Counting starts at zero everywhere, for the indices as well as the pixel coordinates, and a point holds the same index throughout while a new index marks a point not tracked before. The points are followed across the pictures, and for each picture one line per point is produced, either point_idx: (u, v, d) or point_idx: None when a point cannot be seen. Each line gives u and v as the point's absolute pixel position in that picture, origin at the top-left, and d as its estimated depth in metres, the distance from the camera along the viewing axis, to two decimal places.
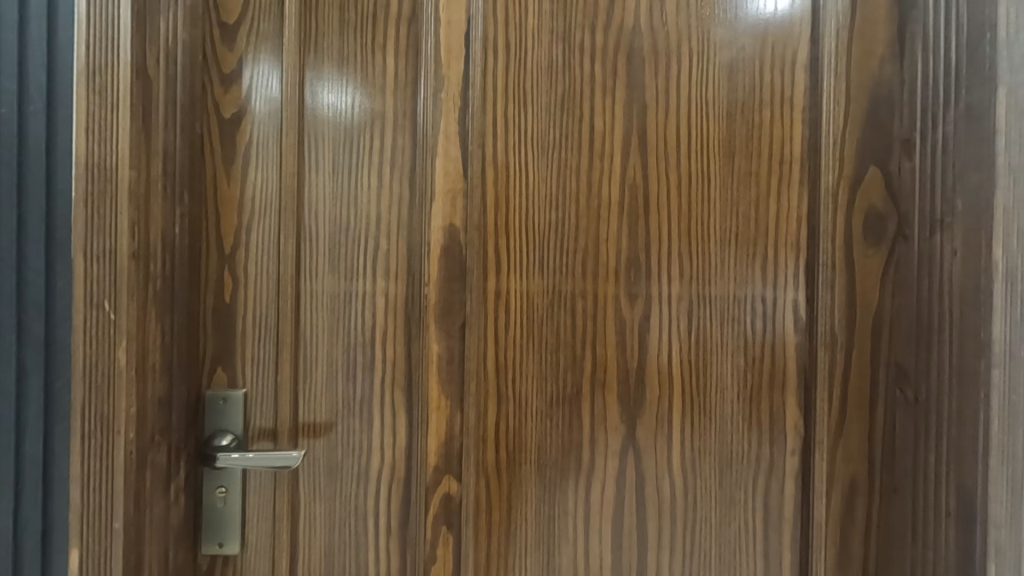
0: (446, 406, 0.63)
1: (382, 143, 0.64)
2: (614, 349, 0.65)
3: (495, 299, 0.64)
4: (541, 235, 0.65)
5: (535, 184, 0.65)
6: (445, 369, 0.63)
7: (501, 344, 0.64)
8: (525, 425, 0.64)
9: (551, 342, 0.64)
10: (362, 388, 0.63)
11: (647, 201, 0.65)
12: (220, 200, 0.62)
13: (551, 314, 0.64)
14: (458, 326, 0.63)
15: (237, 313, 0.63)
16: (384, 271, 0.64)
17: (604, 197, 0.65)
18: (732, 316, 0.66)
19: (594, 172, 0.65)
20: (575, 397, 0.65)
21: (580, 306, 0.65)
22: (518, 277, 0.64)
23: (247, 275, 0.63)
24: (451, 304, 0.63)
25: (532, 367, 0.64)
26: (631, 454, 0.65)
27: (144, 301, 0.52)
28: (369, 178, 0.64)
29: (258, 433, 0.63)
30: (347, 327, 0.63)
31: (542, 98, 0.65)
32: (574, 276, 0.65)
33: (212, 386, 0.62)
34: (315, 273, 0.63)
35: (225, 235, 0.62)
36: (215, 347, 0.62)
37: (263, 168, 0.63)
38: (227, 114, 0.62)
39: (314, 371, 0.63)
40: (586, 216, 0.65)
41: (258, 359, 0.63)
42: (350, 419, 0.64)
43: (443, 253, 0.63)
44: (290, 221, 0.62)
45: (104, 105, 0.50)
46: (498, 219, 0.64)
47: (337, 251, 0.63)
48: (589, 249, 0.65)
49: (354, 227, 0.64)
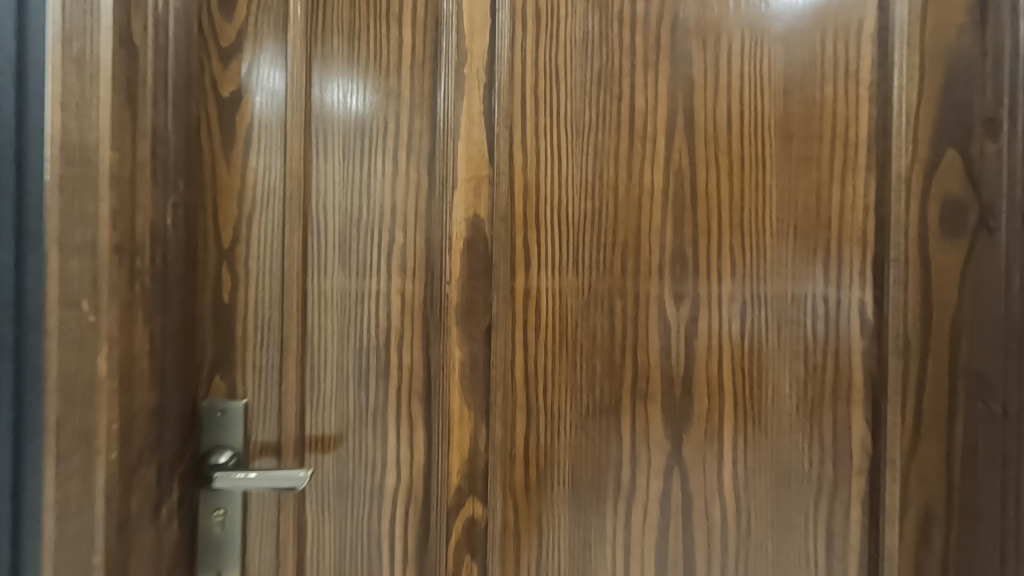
0: (469, 419, 0.56)
1: (397, 126, 0.57)
2: (658, 356, 0.58)
3: (524, 300, 0.57)
4: (575, 226, 0.58)
5: (569, 171, 0.58)
6: (467, 376, 0.56)
7: (531, 350, 0.57)
8: (558, 441, 0.57)
9: (586, 348, 0.57)
10: (376, 398, 0.57)
11: (694, 189, 0.58)
12: (219, 188, 0.56)
13: (585, 318, 0.57)
14: (483, 328, 0.56)
15: (237, 314, 0.56)
16: (400, 268, 0.57)
17: (645, 185, 0.58)
18: (790, 318, 0.58)
19: (635, 157, 0.58)
20: (615, 410, 0.57)
21: (618, 308, 0.58)
22: (549, 274, 0.57)
23: (248, 273, 0.56)
24: (474, 304, 0.56)
25: (566, 376, 0.57)
26: (677, 474, 0.58)
27: (131, 298, 0.45)
28: (383, 165, 0.57)
29: (260, 449, 0.56)
30: (358, 330, 0.57)
31: (577, 74, 0.58)
32: (612, 273, 0.58)
33: (208, 396, 0.56)
34: (323, 271, 0.57)
35: (223, 229, 0.56)
36: (213, 353, 0.56)
37: (266, 153, 0.57)
38: (226, 92, 0.56)
39: (323, 379, 0.57)
40: (626, 207, 0.58)
41: (261, 367, 0.56)
42: (363, 432, 0.57)
43: (466, 247, 0.56)
44: (295, 212, 0.56)
45: (85, 66, 0.41)
46: (527, 209, 0.57)
47: (347, 246, 0.57)
48: (628, 243, 0.58)
49: (367, 218, 0.57)
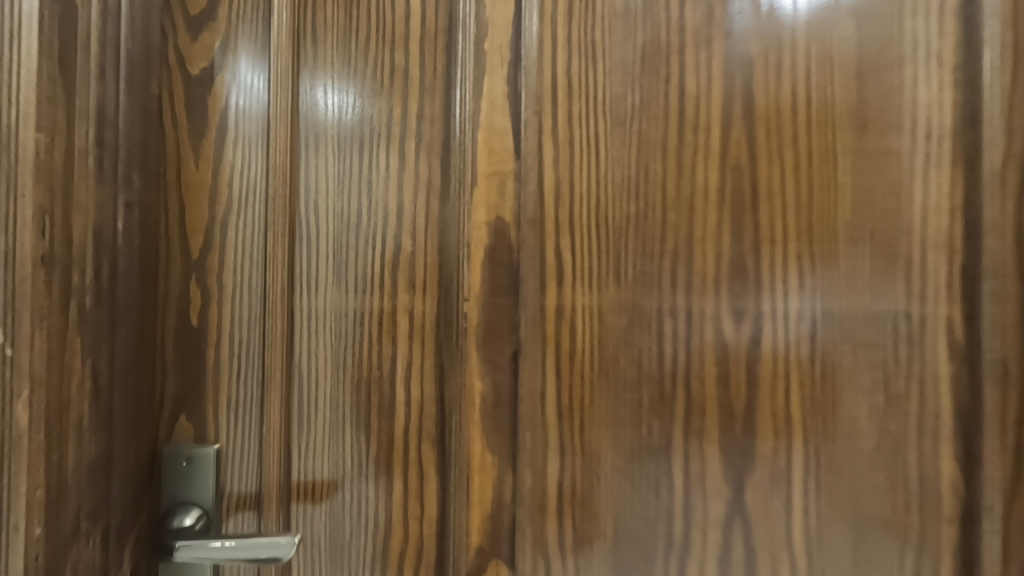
0: (491, 466, 0.47)
1: (404, 111, 0.48)
2: (714, 386, 0.49)
3: (557, 320, 0.48)
4: (616, 232, 0.48)
5: (608, 167, 0.49)
6: (490, 415, 0.47)
7: (565, 380, 0.48)
8: (597, 489, 0.48)
9: (631, 376, 0.48)
10: (379, 439, 0.47)
11: (755, 188, 0.49)
12: (187, 186, 0.46)
13: (629, 341, 0.48)
14: (508, 355, 0.47)
15: (207, 339, 0.46)
16: (408, 282, 0.47)
17: (698, 182, 0.49)
18: (866, 341, 0.48)
19: (686, 149, 0.49)
20: (666, 450, 0.48)
21: (667, 329, 0.49)
22: (586, 288, 0.48)
23: (221, 288, 0.46)
24: (498, 327, 0.47)
25: (607, 410, 0.48)
26: (739, 526, 0.49)
27: (65, 324, 0.35)
28: (387, 158, 0.48)
29: (236, 503, 0.46)
30: (356, 357, 0.47)
31: (616, 52, 0.49)
32: (661, 287, 0.49)
33: (172, 441, 0.46)
34: (315, 286, 0.47)
35: (191, 235, 0.46)
36: (175, 389, 0.46)
37: (244, 143, 0.47)
38: (196, 70, 0.46)
39: (315, 417, 0.47)
40: (676, 209, 0.49)
41: (237, 403, 0.46)
42: (362, 482, 0.47)
43: (488, 257, 0.47)
44: (280, 215, 0.46)
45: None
46: (560, 210, 0.48)
47: (343, 256, 0.47)
48: (679, 252, 0.49)
49: (367, 223, 0.47)
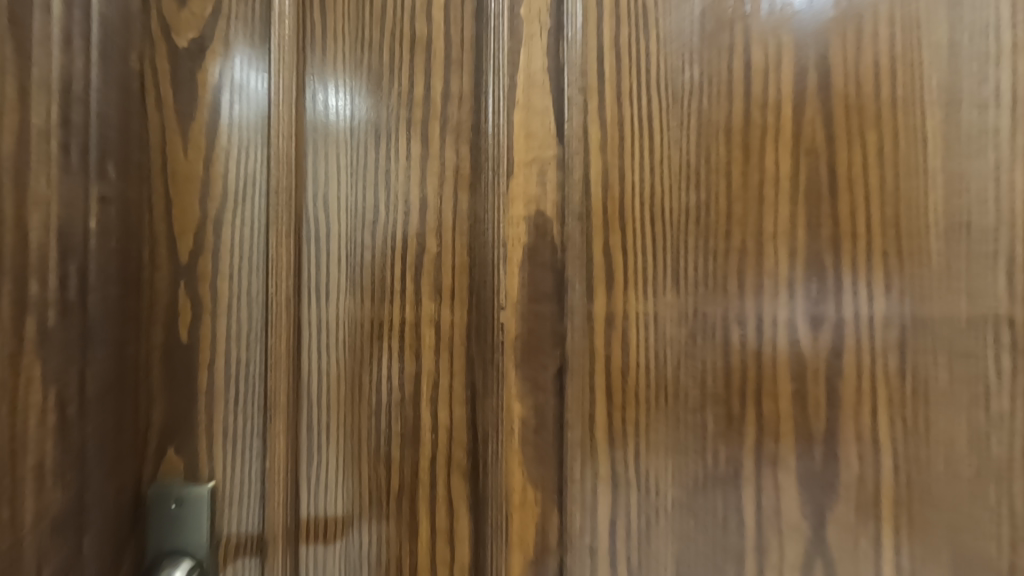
0: (534, 502, 0.40)
1: (427, 89, 0.41)
2: (789, 405, 0.42)
3: (607, 330, 0.41)
4: (674, 226, 0.42)
5: (664, 151, 0.42)
6: (531, 443, 0.40)
7: (617, 400, 0.41)
8: (656, 526, 0.41)
9: (694, 395, 0.41)
10: (401, 472, 0.40)
11: (834, 174, 0.41)
12: (175, 178, 0.39)
13: (690, 354, 0.41)
14: (552, 372, 0.40)
15: (200, 357, 0.39)
16: (433, 289, 0.40)
17: (767, 168, 0.42)
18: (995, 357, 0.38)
19: (754, 131, 0.42)
20: (734, 480, 0.42)
21: (736, 337, 0.42)
22: (640, 293, 0.41)
23: (216, 298, 0.39)
24: (539, 339, 0.40)
25: (666, 435, 0.41)
26: (820, 569, 0.41)
27: (20, 345, 0.28)
28: (407, 144, 0.41)
29: (235, 548, 0.39)
30: (374, 376, 0.40)
31: (672, 18, 0.42)
32: (726, 290, 0.42)
33: (161, 479, 0.39)
34: (325, 294, 0.40)
35: (179, 237, 0.39)
36: (163, 416, 0.39)
37: (241, 128, 0.40)
38: (183, 42, 0.40)
39: (327, 447, 0.40)
40: (742, 200, 0.42)
41: (236, 432, 0.39)
42: (382, 522, 0.40)
43: (527, 259, 0.40)
44: (284, 212, 0.39)
45: None
46: (609, 203, 0.41)
47: (358, 258, 0.40)
48: (747, 250, 0.42)
49: (385, 220, 0.40)
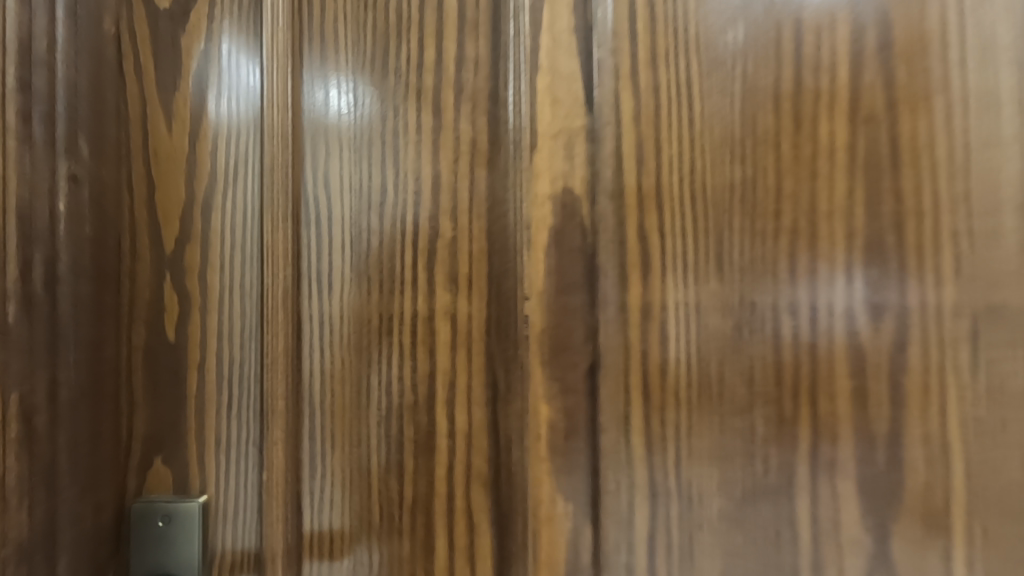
0: (564, 516, 0.36)
1: (439, 54, 0.37)
2: (850, 405, 0.37)
3: (643, 323, 0.37)
4: (717, 205, 0.37)
5: (704, 120, 0.37)
6: (561, 451, 0.36)
7: (655, 401, 0.37)
8: (699, 540, 0.37)
9: (740, 395, 0.37)
10: (414, 483, 0.36)
11: (899, 144, 0.36)
12: (158, 157, 0.35)
13: (736, 349, 0.37)
14: (583, 370, 0.36)
15: (188, 356, 0.35)
16: (448, 277, 0.36)
17: (821, 138, 0.37)
18: None
19: (807, 96, 0.37)
20: (787, 489, 0.37)
21: (787, 330, 0.37)
22: (679, 281, 0.37)
23: (206, 290, 0.35)
24: (568, 333, 0.36)
25: (710, 440, 0.37)
26: None
27: None
28: (417, 115, 0.36)
29: (231, 568, 0.35)
30: (383, 376, 0.36)
31: None
32: (775, 275, 0.37)
33: (148, 493, 0.35)
34: (327, 285, 0.36)
35: (163, 223, 0.35)
36: (148, 423, 0.35)
37: (232, 100, 0.36)
38: (165, 4, 0.35)
39: (331, 456, 0.36)
40: (794, 175, 0.37)
41: (230, 439, 0.35)
42: (394, 539, 0.36)
43: (554, 242, 0.36)
44: (280, 193, 0.35)
45: None
46: (643, 180, 0.37)
47: (364, 244, 0.36)
48: (799, 231, 0.37)
49: (394, 201, 0.36)
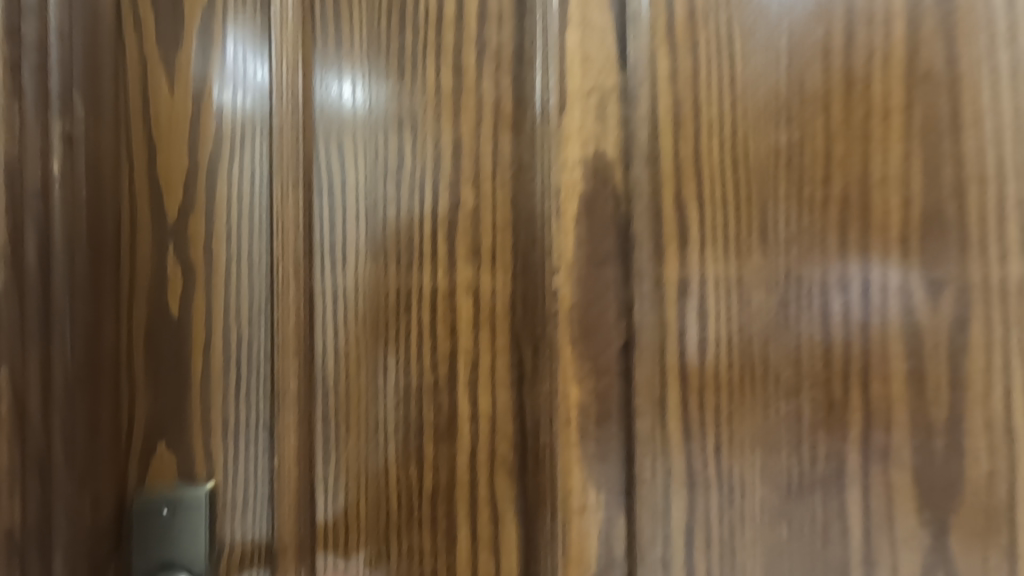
0: (595, 507, 0.33)
1: (460, 7, 0.34)
2: (906, 389, 0.34)
3: (680, 299, 0.34)
4: (760, 171, 0.34)
5: (747, 79, 0.34)
6: (593, 437, 0.33)
7: (694, 383, 0.34)
8: (740, 534, 0.34)
9: (785, 377, 0.34)
10: (434, 470, 0.34)
11: (963, 103, 0.33)
12: (159, 120, 0.33)
13: (782, 328, 0.34)
14: (616, 349, 0.33)
15: (193, 333, 0.33)
16: (470, 250, 0.34)
17: (874, 98, 0.34)
18: None
19: (860, 52, 0.34)
20: (836, 480, 0.34)
21: (837, 307, 0.34)
22: (719, 253, 0.34)
23: (211, 263, 0.33)
24: (600, 309, 0.33)
25: (753, 426, 0.34)
26: None
27: None
28: (436, 76, 0.34)
29: (241, 560, 0.33)
30: (401, 355, 0.33)
31: None
32: (823, 248, 0.34)
33: (151, 479, 0.33)
34: (341, 258, 0.33)
35: (165, 191, 0.33)
36: (150, 406, 0.33)
37: (239, 59, 0.33)
38: None
39: (345, 441, 0.34)
40: (844, 138, 0.34)
41: (238, 423, 0.33)
42: (412, 530, 0.34)
43: (585, 211, 0.33)
44: (291, 158, 0.33)
45: None
46: (680, 145, 0.34)
47: (379, 214, 0.34)
48: (849, 201, 0.34)
49: (411, 168, 0.34)
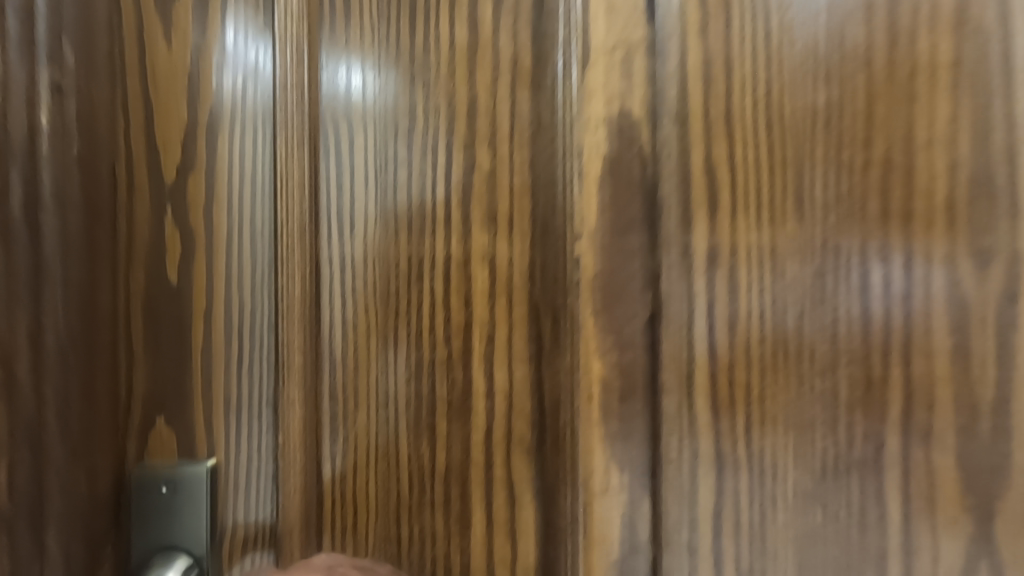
0: (619, 489, 0.31)
1: None
2: (950, 365, 0.31)
3: (711, 268, 0.32)
4: (797, 132, 0.32)
5: (784, 33, 0.32)
6: (616, 414, 0.31)
7: (724, 357, 0.32)
8: (772, 518, 0.32)
9: (821, 352, 0.32)
10: (447, 448, 0.32)
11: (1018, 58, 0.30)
12: (156, 75, 0.31)
13: (818, 301, 0.32)
14: (642, 321, 0.31)
15: (193, 301, 0.31)
16: (485, 216, 0.32)
17: (920, 54, 0.31)
18: None
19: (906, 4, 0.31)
20: (873, 463, 0.32)
21: (877, 278, 0.31)
22: (752, 220, 0.32)
23: (212, 227, 0.31)
24: (626, 278, 0.31)
25: (786, 404, 0.32)
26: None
27: None
28: (450, 30, 0.32)
29: (244, 541, 0.32)
30: (412, 326, 0.32)
31: None
32: (863, 215, 0.32)
33: (150, 454, 0.31)
34: (349, 224, 0.32)
35: (163, 150, 0.31)
36: (148, 378, 0.31)
37: (240, 10, 0.31)
38: None
39: (354, 415, 0.32)
40: (887, 97, 0.32)
41: (241, 397, 0.31)
42: (424, 511, 0.32)
43: (610, 172, 0.31)
44: (296, 117, 0.31)
45: None
46: (711, 104, 0.32)
47: (389, 178, 0.32)
48: (891, 165, 0.32)
49: (423, 129, 0.32)
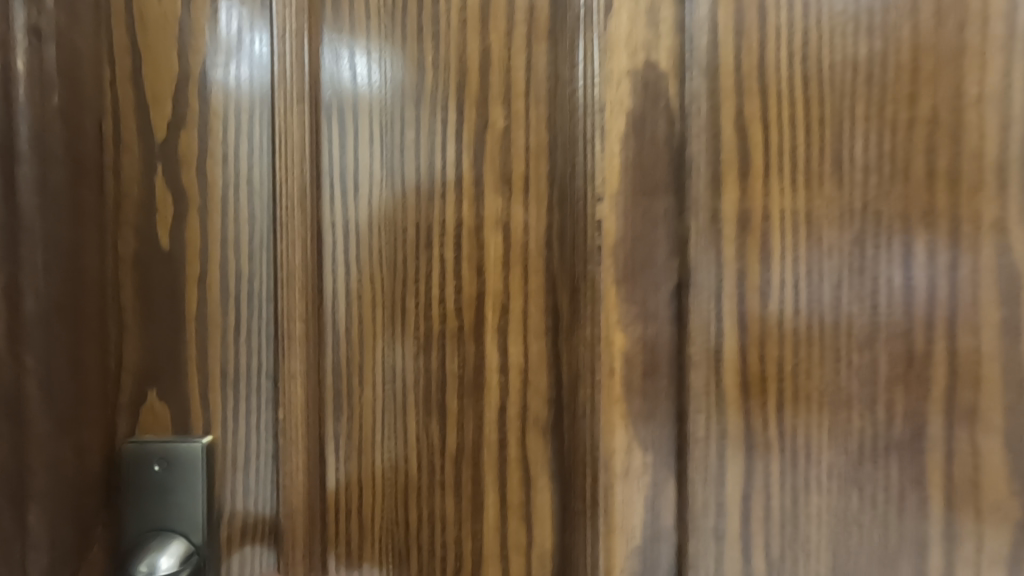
0: (642, 470, 0.29)
1: None
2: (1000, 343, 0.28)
3: (743, 234, 0.30)
4: (837, 86, 0.29)
5: None
6: (639, 390, 0.29)
7: (756, 330, 0.30)
8: (804, 502, 0.30)
9: (858, 326, 0.29)
10: (458, 427, 0.30)
11: None
12: (144, 22, 0.29)
13: (857, 269, 0.29)
14: (668, 291, 0.29)
15: (186, 268, 0.29)
16: (499, 179, 0.30)
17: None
18: None
19: None
20: (913, 445, 0.29)
21: (921, 245, 0.28)
22: (786, 183, 0.30)
23: (207, 189, 0.29)
24: (653, 244, 0.29)
25: (821, 381, 0.29)
26: None
27: None
28: None
29: (243, 523, 0.30)
30: (421, 296, 0.30)
31: None
32: (906, 176, 0.29)
33: (141, 429, 0.29)
34: (354, 186, 0.30)
35: (152, 105, 0.29)
36: (139, 349, 0.29)
37: None
38: None
39: (359, 392, 0.30)
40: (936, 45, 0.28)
41: (239, 371, 0.30)
42: (434, 494, 0.30)
43: (634, 130, 0.29)
44: (297, 71, 0.29)
45: None
46: (743, 56, 0.29)
47: (397, 137, 0.30)
48: (938, 120, 0.28)
49: (433, 84, 0.30)
